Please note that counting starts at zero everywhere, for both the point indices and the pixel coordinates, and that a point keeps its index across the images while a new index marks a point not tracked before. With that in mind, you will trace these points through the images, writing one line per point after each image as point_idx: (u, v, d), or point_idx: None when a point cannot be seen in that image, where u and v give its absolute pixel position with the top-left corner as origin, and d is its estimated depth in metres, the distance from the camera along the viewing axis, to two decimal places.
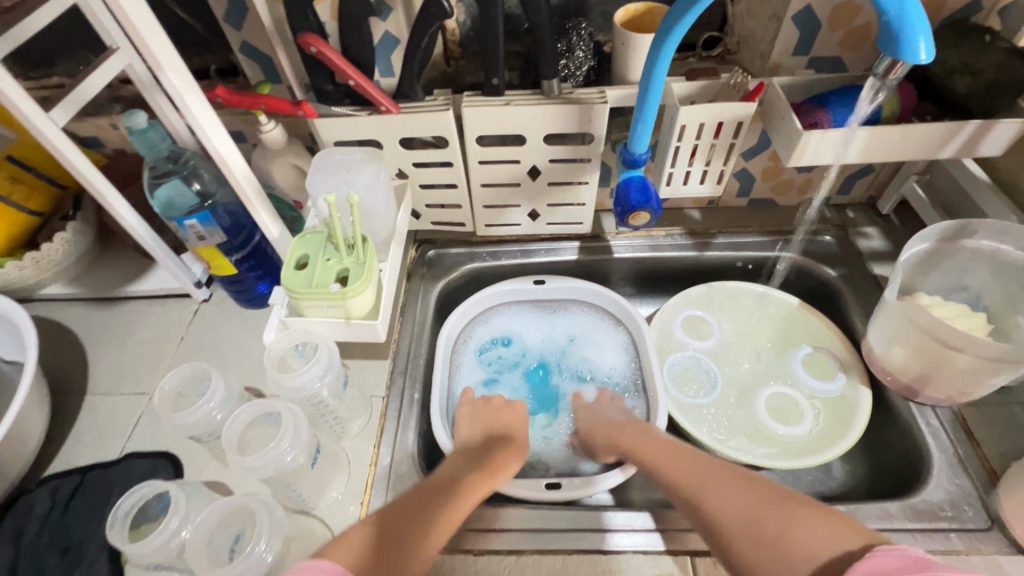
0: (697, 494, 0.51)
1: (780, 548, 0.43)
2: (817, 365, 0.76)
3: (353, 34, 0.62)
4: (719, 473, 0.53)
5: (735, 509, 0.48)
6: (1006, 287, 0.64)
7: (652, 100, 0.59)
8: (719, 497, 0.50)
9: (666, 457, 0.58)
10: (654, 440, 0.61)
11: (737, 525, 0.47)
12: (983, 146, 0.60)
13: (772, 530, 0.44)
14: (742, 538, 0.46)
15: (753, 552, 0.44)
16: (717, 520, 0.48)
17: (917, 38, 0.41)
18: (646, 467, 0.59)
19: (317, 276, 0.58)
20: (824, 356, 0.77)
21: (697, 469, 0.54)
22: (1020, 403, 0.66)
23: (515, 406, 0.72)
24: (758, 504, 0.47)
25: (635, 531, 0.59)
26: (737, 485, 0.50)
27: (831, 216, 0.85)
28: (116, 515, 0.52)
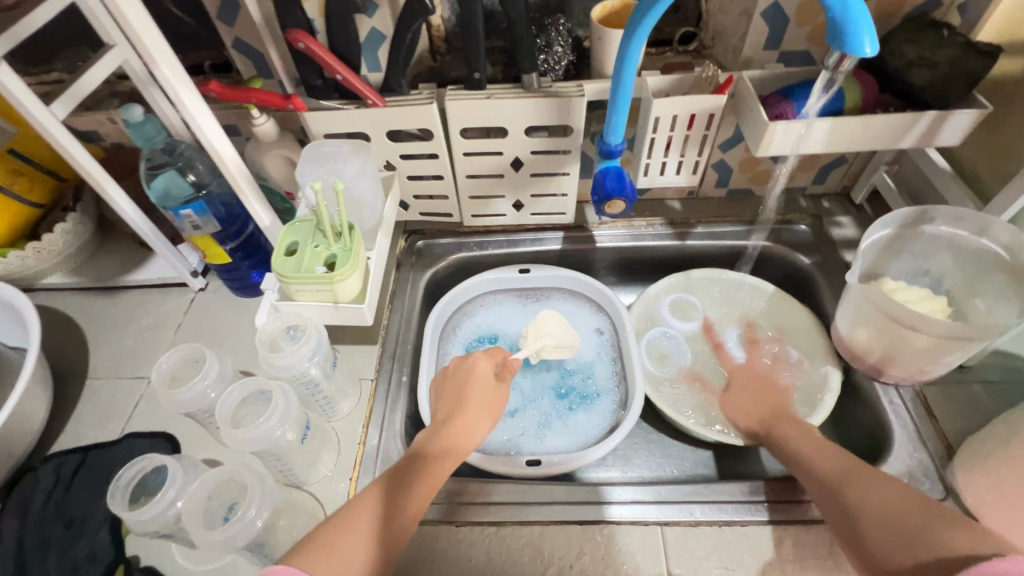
0: (847, 491, 0.51)
1: (925, 543, 0.44)
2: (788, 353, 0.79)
3: (340, 30, 0.65)
4: (864, 467, 0.52)
5: (883, 505, 0.48)
6: (965, 271, 0.67)
7: (625, 92, 0.61)
8: (867, 492, 0.49)
9: (814, 445, 0.57)
10: (805, 432, 0.60)
11: (879, 519, 0.47)
12: (941, 136, 0.63)
13: (917, 526, 0.45)
14: (880, 527, 0.47)
15: (886, 540, 0.46)
16: (859, 507, 0.49)
17: (862, 35, 0.44)
18: (789, 455, 0.58)
19: (306, 261, 0.61)
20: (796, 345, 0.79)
21: (840, 461, 0.54)
22: (979, 381, 0.69)
23: (470, 368, 0.65)
24: (902, 501, 0.48)
25: (635, 503, 0.63)
26: (886, 485, 0.49)
27: (807, 206, 0.88)
28: (118, 484, 0.55)
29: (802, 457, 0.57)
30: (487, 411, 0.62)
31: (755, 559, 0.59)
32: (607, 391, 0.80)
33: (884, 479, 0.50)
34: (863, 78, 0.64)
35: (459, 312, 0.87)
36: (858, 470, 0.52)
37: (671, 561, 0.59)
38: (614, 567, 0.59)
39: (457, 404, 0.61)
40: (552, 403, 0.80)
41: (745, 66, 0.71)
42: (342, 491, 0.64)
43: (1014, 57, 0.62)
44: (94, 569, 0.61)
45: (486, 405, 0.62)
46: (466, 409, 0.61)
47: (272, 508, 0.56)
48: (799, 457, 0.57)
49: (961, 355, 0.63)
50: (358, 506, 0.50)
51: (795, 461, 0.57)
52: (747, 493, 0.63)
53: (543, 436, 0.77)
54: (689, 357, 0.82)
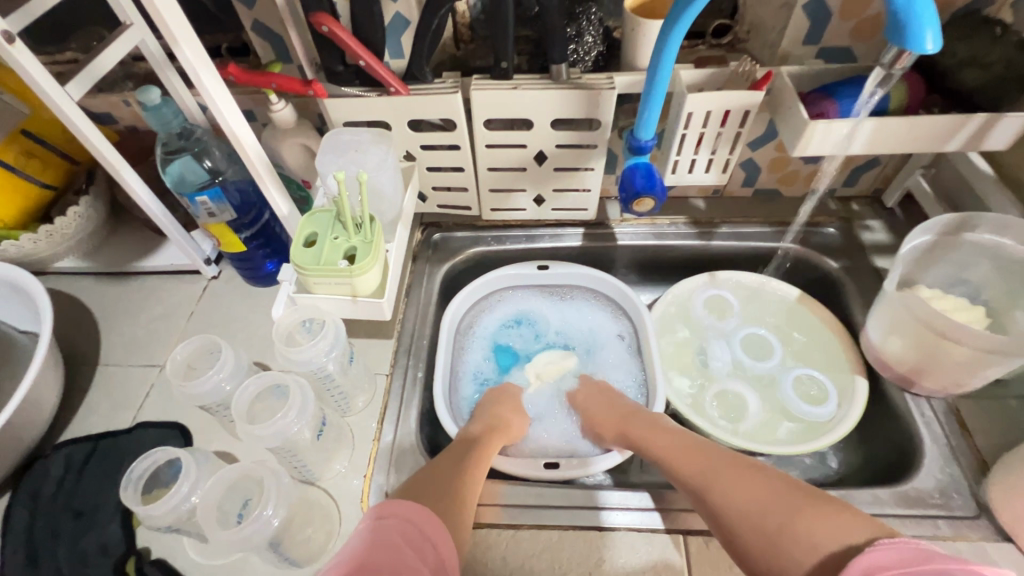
0: (715, 493, 0.51)
1: (791, 543, 0.44)
2: (815, 386, 0.76)
3: (364, 13, 0.62)
4: (732, 462, 0.53)
5: (742, 502, 0.49)
6: (1005, 281, 0.64)
7: (659, 86, 0.59)
8: (732, 488, 0.50)
9: (677, 446, 0.59)
10: (661, 433, 0.62)
11: (745, 517, 0.48)
12: (988, 141, 0.60)
13: (777, 522, 0.46)
14: (753, 531, 0.47)
15: (759, 542, 0.46)
16: (731, 510, 0.49)
17: (925, 29, 0.42)
18: (660, 458, 0.59)
19: (326, 254, 0.59)
20: (825, 379, 0.76)
21: (702, 461, 0.55)
22: (1016, 396, 0.67)
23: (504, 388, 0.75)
24: (773, 494, 0.48)
25: (630, 509, 0.61)
26: (753, 479, 0.50)
27: (836, 208, 0.85)
28: (131, 477, 0.54)
29: (667, 463, 0.58)
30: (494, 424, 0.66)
31: None
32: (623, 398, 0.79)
33: (747, 472, 0.51)
34: (910, 76, 0.61)
35: (491, 296, 0.86)
36: (725, 467, 0.53)
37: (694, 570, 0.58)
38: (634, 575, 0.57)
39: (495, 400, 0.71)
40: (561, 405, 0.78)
41: (782, 61, 0.68)
42: (356, 489, 0.63)
43: None
44: (105, 561, 0.60)
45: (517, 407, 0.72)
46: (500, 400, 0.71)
47: (288, 506, 0.54)
48: (663, 462, 0.59)
49: (1001, 369, 0.60)
50: (418, 478, 0.52)
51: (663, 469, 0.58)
52: None
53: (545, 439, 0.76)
54: (720, 355, 0.81)
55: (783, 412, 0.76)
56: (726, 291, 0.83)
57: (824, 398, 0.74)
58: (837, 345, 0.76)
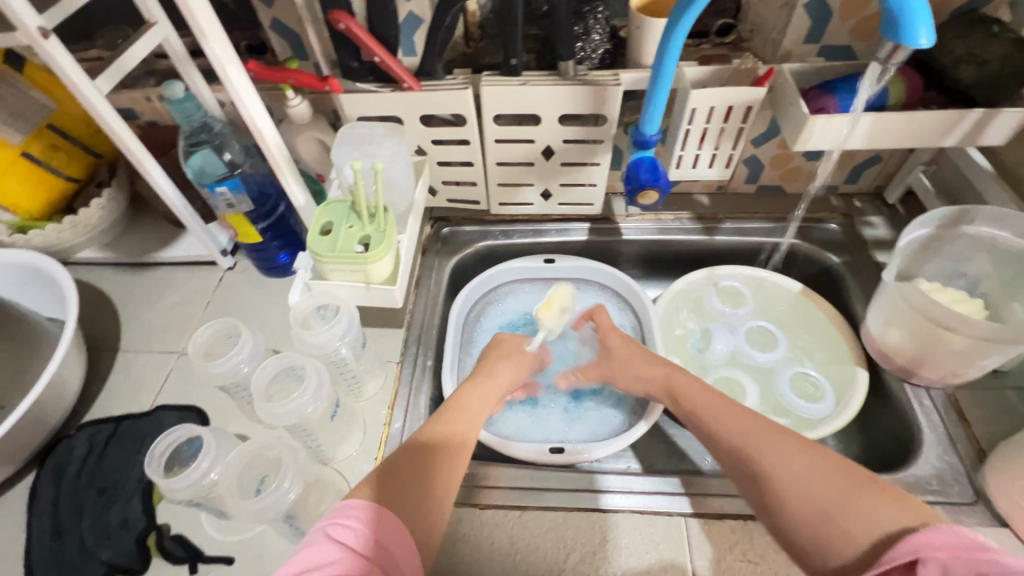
0: (760, 454, 0.49)
1: (840, 518, 0.42)
2: (812, 384, 0.77)
3: (379, 11, 0.65)
4: (778, 429, 0.51)
5: (791, 472, 0.47)
6: (1003, 274, 0.66)
7: (664, 80, 0.61)
8: (779, 455, 0.48)
9: (720, 404, 0.56)
10: (705, 391, 0.60)
11: (794, 487, 0.46)
12: (985, 135, 0.62)
13: (829, 498, 0.44)
14: (798, 501, 0.45)
15: (804, 516, 0.44)
16: (774, 474, 0.47)
17: (918, 25, 0.44)
18: (701, 413, 0.57)
19: (341, 241, 0.61)
20: (822, 378, 0.77)
21: (744, 421, 0.53)
22: (1014, 387, 0.68)
23: (509, 341, 0.72)
24: (821, 467, 0.46)
25: (632, 492, 0.63)
26: (802, 451, 0.48)
27: (838, 205, 0.87)
28: (154, 452, 0.57)
29: (708, 418, 0.56)
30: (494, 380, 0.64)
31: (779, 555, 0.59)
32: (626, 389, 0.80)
33: (795, 441, 0.49)
34: (908, 74, 0.63)
35: (506, 284, 0.88)
36: (770, 433, 0.50)
37: (694, 551, 0.59)
38: (635, 555, 0.59)
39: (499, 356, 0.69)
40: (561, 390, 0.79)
41: (784, 59, 0.70)
42: (367, 471, 0.65)
43: None
44: (126, 535, 0.63)
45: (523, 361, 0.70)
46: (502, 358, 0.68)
47: (304, 482, 0.57)
48: (702, 417, 0.57)
49: (998, 358, 0.61)
50: (409, 453, 0.50)
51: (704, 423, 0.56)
52: None
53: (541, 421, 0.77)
54: (728, 343, 0.83)
55: (776, 403, 0.77)
56: (742, 282, 0.85)
57: (821, 395, 0.75)
58: (842, 345, 0.77)
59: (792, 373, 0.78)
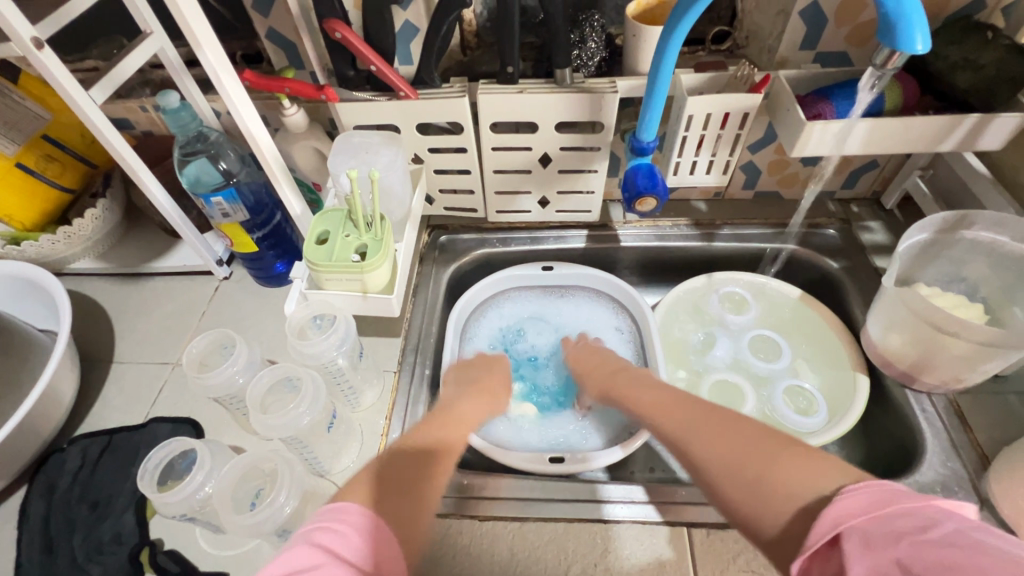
0: (689, 439, 0.47)
1: (765, 488, 0.39)
2: (807, 398, 0.76)
3: (375, 20, 0.64)
4: (710, 411, 0.48)
5: (715, 452, 0.43)
6: (1002, 278, 0.66)
7: (660, 89, 0.61)
8: (704, 437, 0.45)
9: (657, 399, 0.55)
10: (649, 390, 0.58)
11: (717, 466, 0.42)
12: (982, 140, 0.62)
13: (752, 470, 0.40)
14: (725, 476, 0.42)
15: (734, 496, 0.41)
16: (704, 455, 0.44)
17: (915, 33, 0.44)
18: (644, 410, 0.56)
19: (337, 251, 0.61)
20: (819, 392, 0.76)
21: (681, 411, 0.51)
22: (1016, 392, 0.67)
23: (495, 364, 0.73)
24: (746, 440, 0.43)
25: (634, 502, 0.62)
26: (727, 428, 0.45)
27: (835, 210, 0.87)
28: (147, 467, 0.56)
29: (648, 412, 0.55)
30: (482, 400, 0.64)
31: None
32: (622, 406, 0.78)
33: (722, 419, 0.46)
34: (904, 78, 0.63)
35: (508, 290, 0.88)
36: (702, 415, 0.48)
37: (697, 562, 0.58)
38: (637, 566, 0.58)
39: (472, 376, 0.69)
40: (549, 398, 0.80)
41: (780, 66, 0.70)
42: None
43: None
44: (119, 550, 0.61)
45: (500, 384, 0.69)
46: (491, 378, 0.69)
47: (300, 495, 0.56)
48: (643, 412, 0.56)
49: (999, 363, 0.61)
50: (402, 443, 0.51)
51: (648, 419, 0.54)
52: None
53: (528, 426, 0.77)
54: (727, 350, 0.83)
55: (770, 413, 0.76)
56: (745, 290, 0.84)
57: (816, 409, 0.75)
58: (844, 357, 0.76)
59: (788, 385, 0.78)
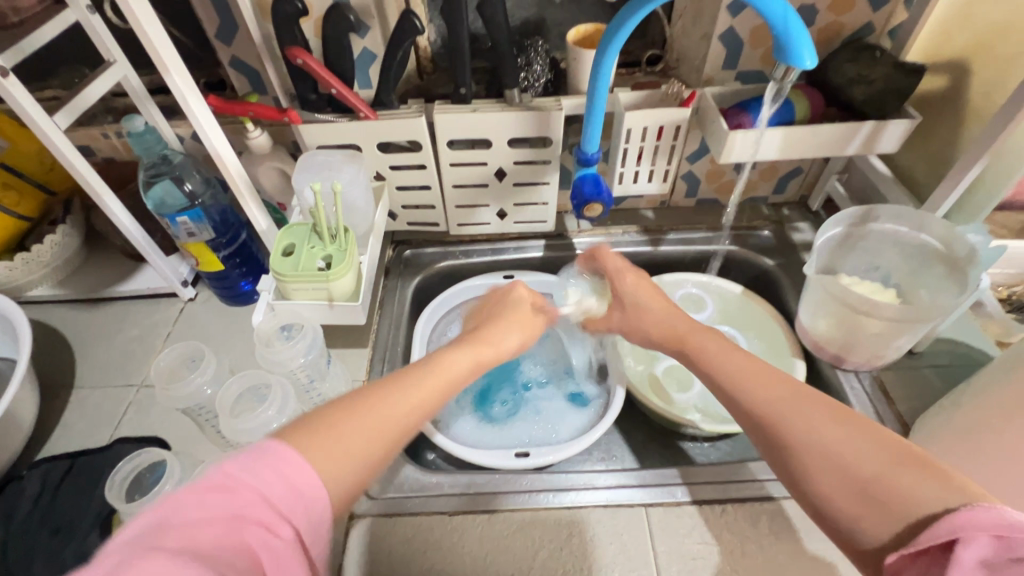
0: (790, 422, 0.45)
1: (879, 494, 0.39)
2: None
3: (335, 47, 0.69)
4: (813, 396, 0.46)
5: (819, 443, 0.43)
6: (909, 265, 0.74)
7: (598, 105, 0.67)
8: (804, 424, 0.44)
9: (746, 366, 0.51)
10: (730, 352, 0.54)
11: (820, 459, 0.42)
12: (880, 143, 0.71)
13: (866, 474, 0.40)
14: (830, 473, 0.41)
15: (837, 492, 0.41)
16: (809, 442, 0.43)
17: (802, 51, 0.51)
18: (721, 377, 0.52)
19: (303, 261, 0.64)
20: None
21: (778, 386, 0.48)
22: (930, 365, 0.75)
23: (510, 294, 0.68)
24: (854, 439, 0.42)
25: (597, 488, 0.66)
26: (836, 420, 0.44)
27: (769, 213, 0.95)
28: (115, 479, 0.57)
29: (728, 379, 0.51)
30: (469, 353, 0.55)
31: (735, 535, 0.62)
32: (577, 411, 0.81)
33: (828, 407, 0.45)
34: (809, 92, 0.71)
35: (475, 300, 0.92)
36: (802, 396, 0.47)
37: (656, 539, 0.62)
38: (601, 548, 0.61)
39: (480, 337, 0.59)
40: (510, 395, 0.83)
41: (707, 84, 0.78)
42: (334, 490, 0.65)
43: (938, 74, 0.72)
44: None
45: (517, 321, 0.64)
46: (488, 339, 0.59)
47: None
48: (721, 377, 0.52)
49: (909, 338, 0.69)
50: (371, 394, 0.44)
51: (730, 384, 0.51)
52: (726, 474, 0.66)
53: (490, 423, 0.80)
54: None
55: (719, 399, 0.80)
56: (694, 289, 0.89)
57: None
58: (785, 344, 0.82)
59: None
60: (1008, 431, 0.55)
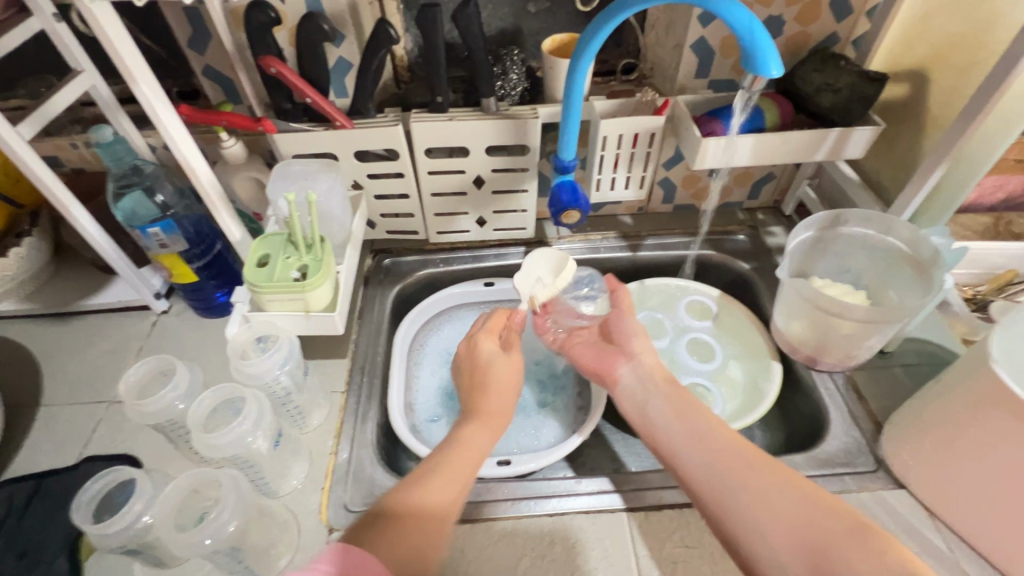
0: (757, 485, 0.49)
1: (830, 566, 0.43)
2: (745, 387, 0.82)
3: (309, 56, 0.69)
4: (775, 463, 0.51)
5: (785, 507, 0.47)
6: (878, 266, 0.76)
7: (572, 113, 0.68)
8: (768, 488, 0.49)
9: (718, 428, 0.56)
10: (703, 409, 0.59)
11: (785, 525, 0.46)
12: (848, 148, 0.73)
13: (825, 543, 0.44)
14: (790, 538, 0.45)
15: (797, 555, 0.44)
16: (767, 505, 0.48)
17: (768, 59, 0.52)
18: (693, 429, 0.57)
19: (277, 271, 0.63)
20: (749, 380, 0.82)
21: (742, 445, 0.53)
22: (901, 364, 0.77)
23: (510, 368, 0.67)
24: (812, 510, 0.46)
25: (578, 494, 0.66)
26: (793, 486, 0.48)
27: (743, 218, 0.97)
28: (82, 499, 0.54)
29: (702, 435, 0.55)
30: (481, 423, 0.60)
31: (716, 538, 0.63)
32: (555, 417, 0.81)
33: (788, 476, 0.50)
34: (777, 99, 0.74)
35: (455, 308, 0.92)
36: (766, 461, 0.51)
37: (637, 544, 0.62)
38: (584, 555, 0.62)
39: (478, 389, 0.64)
40: None
41: (680, 92, 0.80)
42: (313, 501, 0.65)
43: (901, 82, 0.75)
44: None
45: (506, 381, 0.65)
46: (488, 391, 0.63)
47: (245, 514, 0.56)
48: (696, 431, 0.56)
49: (880, 338, 0.70)
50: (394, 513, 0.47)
51: (690, 439, 0.56)
52: None
53: None
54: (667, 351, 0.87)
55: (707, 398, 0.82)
56: (670, 296, 0.90)
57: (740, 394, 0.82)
58: (760, 348, 0.83)
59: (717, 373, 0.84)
60: (973, 426, 0.57)
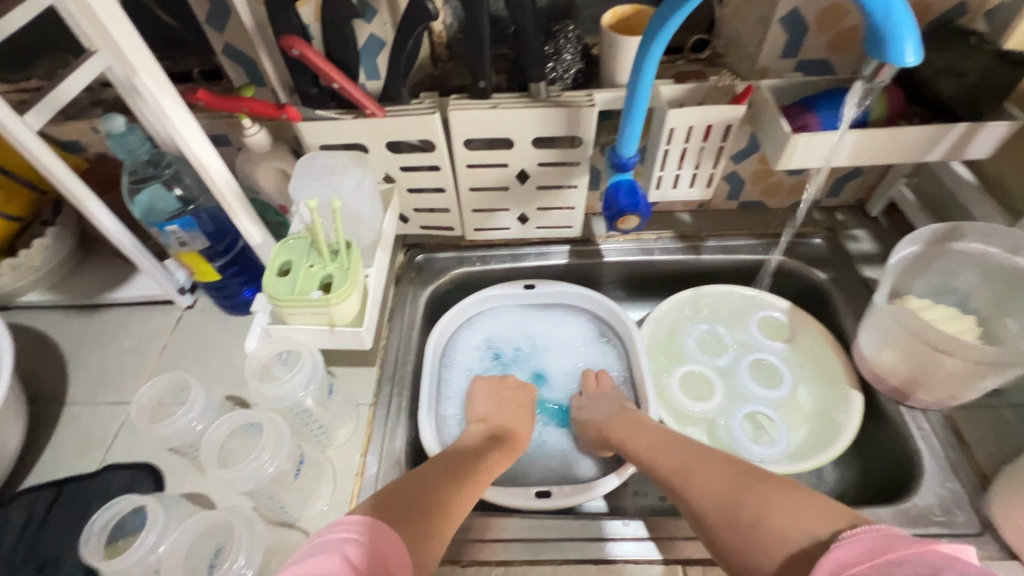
0: (693, 486, 0.54)
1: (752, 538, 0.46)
2: (815, 419, 0.73)
3: (336, 34, 0.60)
4: (710, 465, 0.55)
5: (710, 498, 0.52)
6: (993, 289, 0.64)
7: (639, 103, 0.58)
8: (701, 486, 0.53)
9: (651, 439, 0.62)
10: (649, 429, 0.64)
11: (716, 514, 0.50)
12: (970, 148, 0.60)
13: (748, 515, 0.48)
14: (723, 525, 0.49)
15: (732, 536, 0.48)
16: (701, 510, 0.52)
17: (903, 42, 0.41)
18: (641, 453, 0.62)
19: (299, 283, 0.57)
20: (819, 410, 0.73)
21: (682, 452, 0.58)
22: (1011, 404, 0.66)
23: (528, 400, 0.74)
24: (738, 491, 0.50)
25: (626, 539, 0.59)
26: (718, 473, 0.53)
27: (820, 219, 0.84)
28: (92, 530, 0.51)
29: (644, 455, 0.61)
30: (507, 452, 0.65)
31: None
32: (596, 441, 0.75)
33: (719, 464, 0.55)
34: (892, 91, 0.61)
35: (501, 308, 0.85)
36: (698, 460, 0.56)
37: None
38: None
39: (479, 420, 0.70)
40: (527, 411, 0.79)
41: (761, 75, 0.68)
42: None
43: None
44: None
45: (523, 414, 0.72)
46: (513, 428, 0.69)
47: (262, 552, 0.52)
48: (640, 454, 0.62)
49: (995, 380, 0.59)
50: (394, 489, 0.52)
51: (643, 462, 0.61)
52: None
53: None
54: (730, 368, 0.79)
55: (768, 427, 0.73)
56: (738, 305, 0.81)
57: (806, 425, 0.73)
58: (839, 374, 0.73)
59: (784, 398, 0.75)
60: None
